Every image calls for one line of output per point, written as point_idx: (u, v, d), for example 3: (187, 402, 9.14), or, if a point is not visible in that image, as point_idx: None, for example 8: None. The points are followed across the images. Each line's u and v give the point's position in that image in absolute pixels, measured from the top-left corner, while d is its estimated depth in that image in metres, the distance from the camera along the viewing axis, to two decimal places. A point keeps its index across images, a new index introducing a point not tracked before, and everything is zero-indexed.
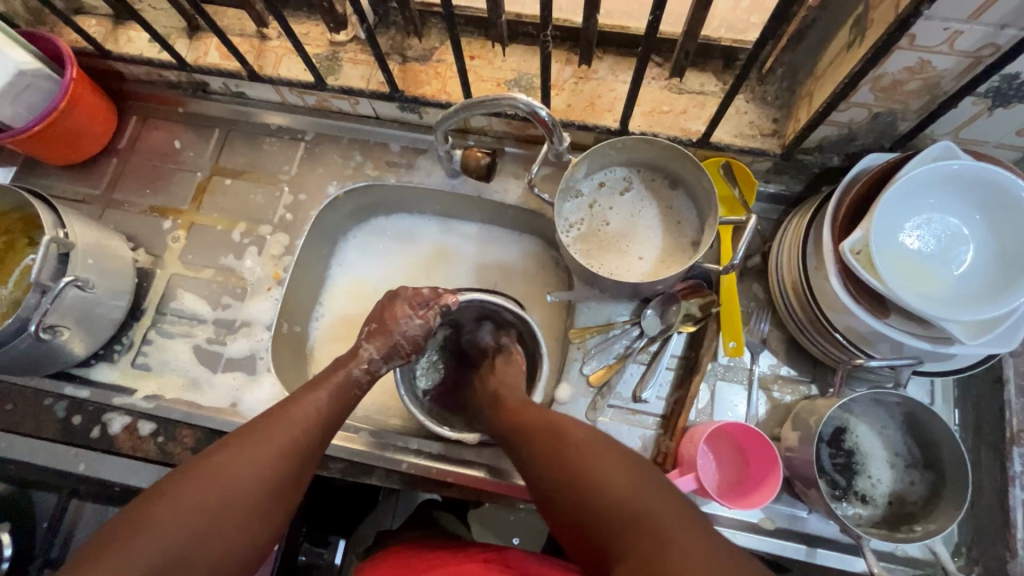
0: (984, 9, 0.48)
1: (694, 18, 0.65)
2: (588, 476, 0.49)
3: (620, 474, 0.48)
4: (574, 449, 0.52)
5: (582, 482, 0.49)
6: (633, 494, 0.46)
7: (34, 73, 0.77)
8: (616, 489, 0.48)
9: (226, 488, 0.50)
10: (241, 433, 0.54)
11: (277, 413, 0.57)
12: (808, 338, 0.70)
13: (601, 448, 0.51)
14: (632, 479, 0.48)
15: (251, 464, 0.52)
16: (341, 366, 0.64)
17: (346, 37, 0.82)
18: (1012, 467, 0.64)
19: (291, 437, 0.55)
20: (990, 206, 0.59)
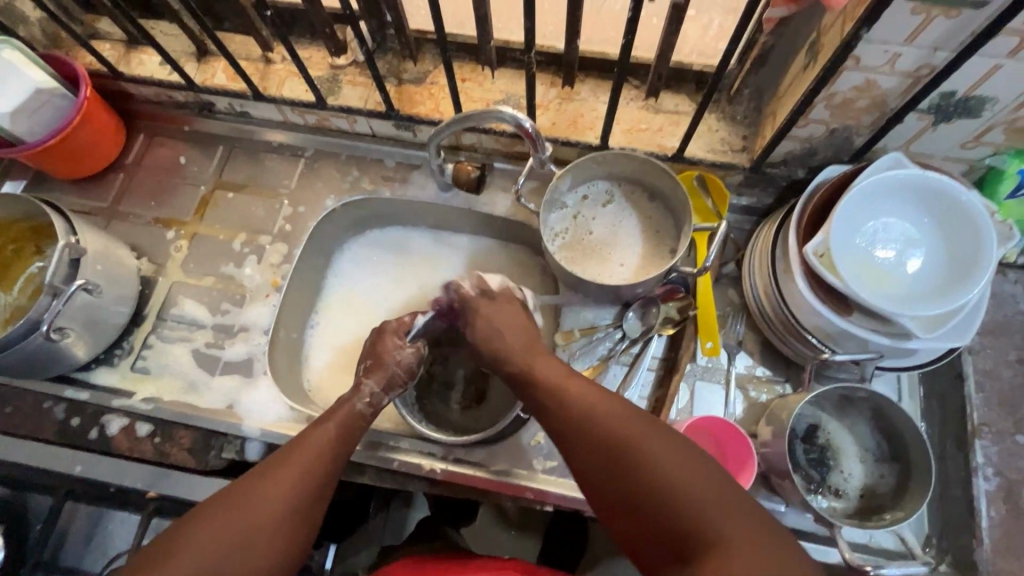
0: (918, 33, 0.54)
1: (665, 44, 0.71)
2: (593, 423, 0.53)
3: (618, 416, 0.52)
4: (576, 398, 0.55)
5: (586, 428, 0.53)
6: (637, 433, 0.50)
7: (51, 92, 0.82)
8: (614, 427, 0.51)
9: (254, 515, 0.53)
10: (257, 469, 0.57)
11: (290, 448, 0.60)
12: (781, 338, 0.74)
13: (593, 393, 0.55)
14: (629, 420, 0.52)
15: (275, 492, 0.55)
16: (344, 402, 0.66)
17: (346, 61, 0.88)
18: (975, 458, 0.68)
19: (312, 463, 0.59)
20: (937, 210, 0.64)
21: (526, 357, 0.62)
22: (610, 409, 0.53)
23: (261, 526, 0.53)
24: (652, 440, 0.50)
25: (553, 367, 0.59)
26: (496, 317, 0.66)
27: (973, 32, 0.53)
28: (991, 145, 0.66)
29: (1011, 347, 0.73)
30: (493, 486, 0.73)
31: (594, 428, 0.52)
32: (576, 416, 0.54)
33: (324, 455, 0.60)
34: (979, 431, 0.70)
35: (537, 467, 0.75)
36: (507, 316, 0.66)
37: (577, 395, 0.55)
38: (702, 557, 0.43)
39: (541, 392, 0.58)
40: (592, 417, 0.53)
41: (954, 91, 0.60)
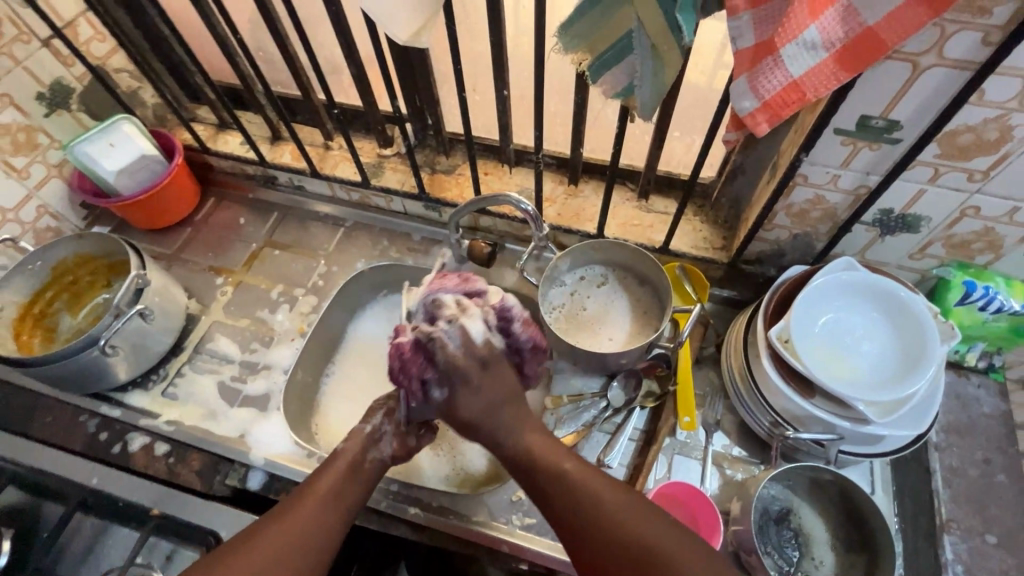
0: (850, 159, 0.66)
1: (652, 156, 0.85)
2: (591, 514, 0.57)
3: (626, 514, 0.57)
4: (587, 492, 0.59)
5: (602, 524, 0.56)
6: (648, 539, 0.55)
7: (153, 158, 1.01)
8: (631, 529, 0.55)
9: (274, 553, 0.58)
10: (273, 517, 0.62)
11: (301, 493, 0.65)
12: (754, 418, 0.80)
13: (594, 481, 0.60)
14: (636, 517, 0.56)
15: (286, 535, 0.60)
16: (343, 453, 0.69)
17: (391, 152, 1.06)
18: (944, 554, 0.70)
19: (319, 502, 0.64)
20: (886, 307, 0.72)
21: (508, 437, 0.64)
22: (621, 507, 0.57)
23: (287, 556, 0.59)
24: (659, 532, 0.55)
25: (547, 446, 0.63)
26: (487, 389, 0.64)
27: (894, 161, 0.64)
28: (935, 257, 0.76)
29: (977, 446, 0.76)
30: (473, 537, 0.77)
31: (596, 520, 0.57)
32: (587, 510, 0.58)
33: (337, 493, 0.65)
34: (948, 526, 0.71)
35: (515, 523, 0.77)
36: (495, 390, 0.64)
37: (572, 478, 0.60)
38: None
39: (542, 478, 0.61)
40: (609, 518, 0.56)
41: (890, 208, 0.71)
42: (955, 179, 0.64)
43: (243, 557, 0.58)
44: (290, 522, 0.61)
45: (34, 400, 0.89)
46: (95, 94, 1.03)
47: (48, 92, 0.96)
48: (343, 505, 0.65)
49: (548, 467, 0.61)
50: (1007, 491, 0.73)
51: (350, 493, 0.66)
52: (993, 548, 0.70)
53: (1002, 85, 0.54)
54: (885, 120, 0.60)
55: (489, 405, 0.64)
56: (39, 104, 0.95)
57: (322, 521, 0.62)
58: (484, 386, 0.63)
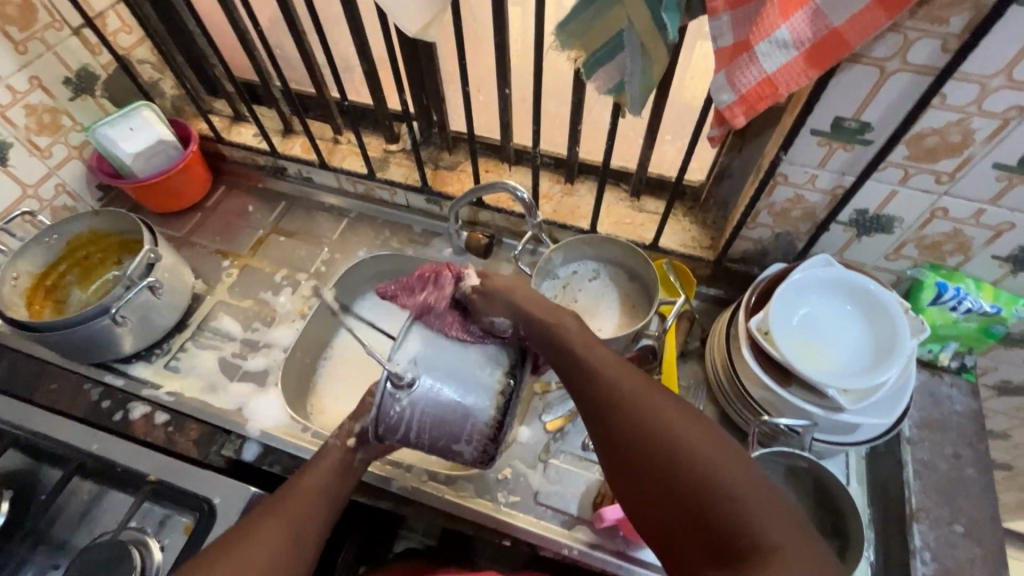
0: (826, 159, 0.71)
1: (645, 156, 0.90)
2: (619, 397, 0.55)
3: (657, 405, 0.53)
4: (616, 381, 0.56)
5: (632, 410, 0.54)
6: (680, 429, 0.51)
7: (169, 144, 1.05)
8: (661, 425, 0.52)
9: (271, 539, 0.62)
10: (267, 507, 0.66)
11: (290, 484, 0.69)
12: (733, 407, 0.83)
13: (626, 373, 0.57)
14: (670, 408, 0.53)
15: (280, 522, 0.64)
16: (331, 449, 0.74)
17: (397, 148, 1.11)
18: (912, 541, 0.72)
19: (313, 496, 0.68)
20: (859, 302, 0.76)
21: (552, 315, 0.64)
22: (654, 399, 0.54)
23: (284, 539, 0.62)
24: (687, 429, 0.51)
25: (582, 335, 0.61)
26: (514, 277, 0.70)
27: (867, 162, 0.69)
28: (909, 259, 0.80)
29: (946, 441, 0.79)
30: (458, 512, 0.80)
31: (625, 411, 0.54)
32: (614, 396, 0.55)
33: (322, 486, 0.70)
34: (917, 515, 0.73)
35: (500, 500, 0.81)
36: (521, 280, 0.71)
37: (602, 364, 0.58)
38: (731, 530, 0.46)
39: (574, 365, 0.59)
40: (638, 406, 0.54)
41: (865, 209, 0.75)
42: (924, 181, 0.69)
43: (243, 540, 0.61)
44: (284, 510, 0.65)
45: (40, 367, 0.92)
46: (118, 82, 1.08)
47: (75, 77, 1.01)
48: (333, 500, 0.70)
49: (581, 356, 0.59)
50: (976, 484, 0.75)
51: (335, 485, 0.71)
52: (961, 537, 0.72)
53: (963, 90, 0.58)
54: (856, 122, 0.65)
55: (513, 300, 0.66)
56: (65, 88, 1.00)
57: (309, 509, 0.66)
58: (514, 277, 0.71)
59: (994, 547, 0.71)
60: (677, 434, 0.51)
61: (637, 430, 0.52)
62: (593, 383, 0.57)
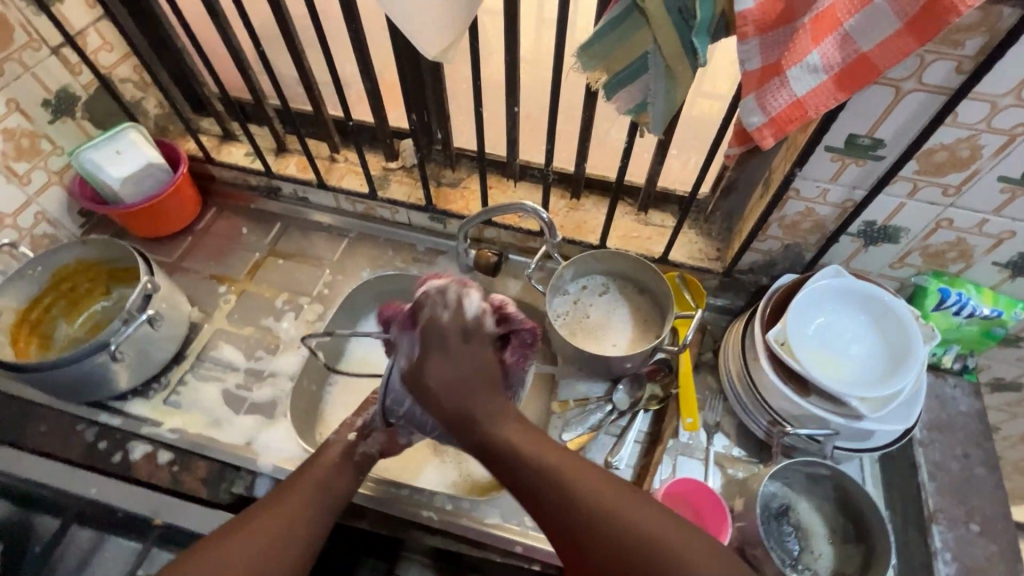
0: (838, 174, 0.73)
1: (654, 171, 0.91)
2: (566, 492, 0.59)
3: (602, 492, 0.59)
4: (558, 475, 0.61)
5: (579, 505, 0.58)
6: (625, 514, 0.57)
7: (160, 167, 1.00)
8: (609, 514, 0.57)
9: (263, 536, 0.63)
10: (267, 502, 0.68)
11: (294, 478, 0.71)
12: (751, 417, 0.84)
13: (567, 466, 0.62)
14: (613, 493, 0.59)
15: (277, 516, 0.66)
16: (334, 442, 0.77)
17: (396, 166, 1.09)
18: (933, 542, 0.74)
19: (313, 492, 0.70)
20: (870, 311, 0.78)
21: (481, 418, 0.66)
22: (598, 487, 0.59)
23: (276, 535, 0.64)
24: (632, 511, 0.57)
25: (514, 433, 0.65)
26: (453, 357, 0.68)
27: (877, 176, 0.71)
28: (913, 266, 0.83)
29: (955, 442, 0.81)
30: (485, 538, 0.77)
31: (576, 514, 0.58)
32: (562, 492, 0.59)
33: (322, 482, 0.72)
34: (935, 516, 0.76)
35: (526, 524, 0.78)
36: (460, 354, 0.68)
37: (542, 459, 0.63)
38: None
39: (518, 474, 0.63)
40: (586, 499, 0.59)
41: (874, 220, 0.77)
42: (932, 194, 0.71)
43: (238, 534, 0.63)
44: (280, 508, 0.67)
45: (25, 408, 0.85)
46: (100, 103, 1.03)
47: (54, 99, 0.96)
48: (334, 494, 0.72)
49: (524, 460, 0.63)
50: (986, 483, 0.78)
51: (337, 482, 0.73)
52: (978, 536, 0.74)
53: (974, 109, 0.61)
54: (870, 139, 0.67)
55: (461, 375, 0.68)
56: (44, 110, 0.95)
57: (307, 508, 0.68)
58: (450, 355, 0.68)
59: (1008, 544, 0.74)
60: (623, 518, 0.57)
61: (591, 530, 0.57)
62: (539, 482, 0.61)
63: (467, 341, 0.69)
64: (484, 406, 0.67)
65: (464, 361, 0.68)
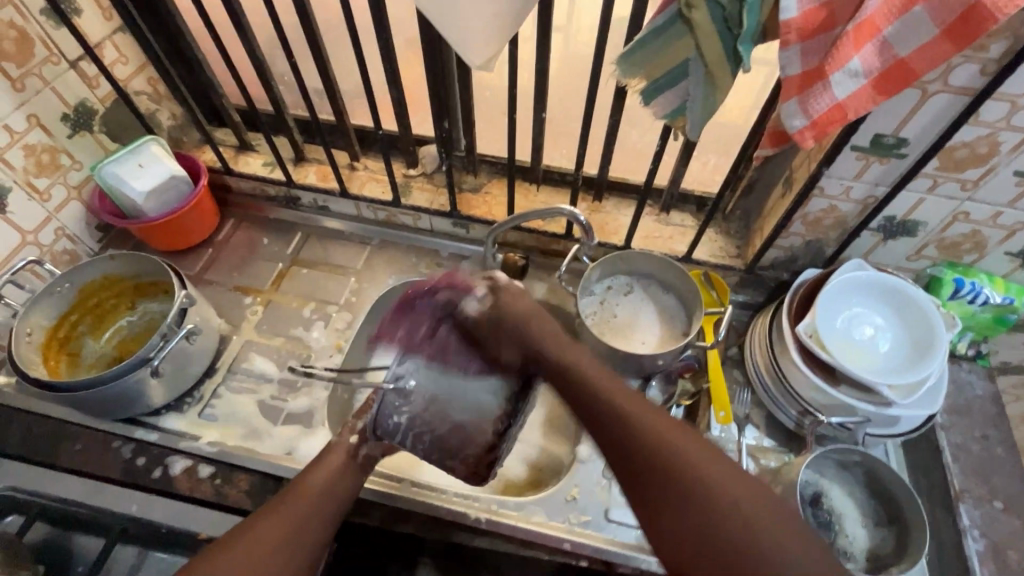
0: (862, 172, 0.76)
1: (677, 173, 0.93)
2: (649, 436, 0.60)
3: (690, 446, 0.59)
4: (646, 420, 0.62)
5: (662, 449, 0.59)
6: (706, 471, 0.56)
7: (182, 179, 1.00)
8: (692, 466, 0.57)
9: (268, 540, 0.61)
10: (272, 505, 0.65)
11: (298, 482, 0.69)
12: (781, 408, 0.86)
13: (659, 415, 0.62)
14: (700, 453, 0.58)
15: (282, 520, 0.63)
16: (337, 445, 0.75)
17: (417, 173, 1.10)
18: (962, 521, 0.77)
19: (317, 495, 0.68)
20: (893, 303, 0.82)
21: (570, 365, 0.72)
22: (686, 438, 0.59)
23: (281, 539, 0.62)
24: (715, 468, 0.57)
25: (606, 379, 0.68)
26: (519, 316, 0.79)
27: (900, 173, 0.74)
28: (929, 258, 0.86)
29: (975, 424, 0.85)
30: (532, 537, 0.78)
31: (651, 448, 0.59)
32: (651, 437, 0.60)
33: (328, 485, 0.70)
34: (962, 496, 0.79)
35: (573, 522, 0.81)
36: (514, 316, 0.79)
37: (633, 407, 0.64)
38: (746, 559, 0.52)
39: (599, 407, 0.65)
40: (672, 442, 0.59)
41: (894, 215, 0.81)
42: (951, 189, 0.75)
43: (241, 538, 0.61)
44: (286, 511, 0.65)
45: (58, 427, 0.84)
46: (118, 116, 1.02)
47: (73, 113, 0.95)
48: (336, 499, 0.69)
49: (604, 394, 0.66)
50: (1006, 462, 0.82)
51: (341, 485, 0.71)
52: (1003, 513, 0.78)
53: (995, 108, 0.64)
54: (895, 137, 0.70)
55: (524, 330, 0.79)
56: (64, 125, 0.94)
57: (314, 511, 0.66)
58: (511, 309, 0.80)
59: None
60: (705, 470, 0.56)
61: (662, 466, 0.58)
62: (621, 425, 0.62)
63: (502, 320, 0.80)
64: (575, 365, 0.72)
65: (539, 326, 0.78)
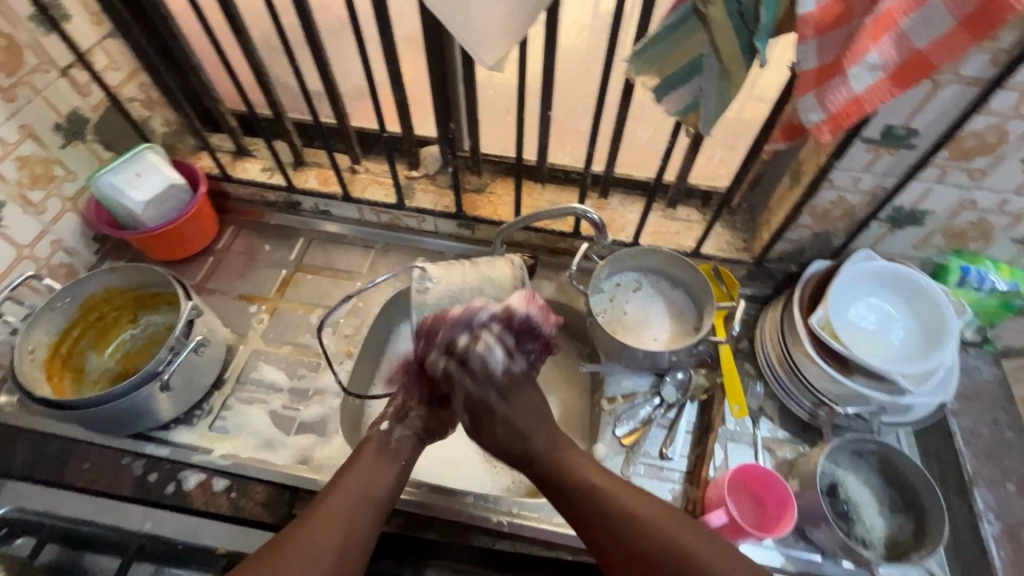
0: (872, 163, 0.76)
1: (685, 167, 0.93)
2: (636, 524, 0.67)
3: (667, 528, 0.66)
4: (630, 508, 0.68)
5: (649, 536, 0.66)
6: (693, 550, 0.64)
7: (181, 188, 0.97)
8: (674, 549, 0.64)
9: (317, 553, 0.63)
10: (310, 514, 0.66)
11: (336, 482, 0.70)
12: (795, 399, 0.87)
13: (639, 499, 0.69)
14: (676, 530, 0.66)
15: (324, 531, 0.64)
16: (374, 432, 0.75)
17: (420, 174, 1.08)
18: (976, 505, 0.79)
19: (354, 495, 0.68)
20: (903, 292, 0.83)
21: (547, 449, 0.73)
22: (671, 524, 0.66)
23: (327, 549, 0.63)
24: (693, 545, 0.64)
25: (580, 462, 0.72)
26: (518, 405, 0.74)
27: (909, 165, 0.75)
28: (935, 247, 0.87)
29: (985, 409, 0.87)
30: (553, 537, 0.78)
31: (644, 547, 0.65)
32: (637, 524, 0.66)
33: (367, 484, 0.70)
34: (975, 480, 0.81)
35: None
36: (517, 410, 0.73)
37: (615, 496, 0.69)
38: None
39: (591, 513, 0.69)
40: (658, 533, 0.66)
41: (902, 206, 0.82)
42: (958, 178, 0.76)
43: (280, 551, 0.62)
44: (326, 517, 0.66)
45: (65, 445, 0.82)
46: (111, 123, 0.99)
47: (65, 122, 0.92)
48: (374, 496, 0.69)
49: (592, 487, 0.70)
50: (1016, 445, 0.84)
51: (379, 477, 0.71)
52: (1015, 495, 0.80)
53: (1005, 97, 0.65)
54: (906, 128, 0.71)
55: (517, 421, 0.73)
56: (56, 134, 0.91)
57: (353, 512, 0.67)
58: (509, 416, 0.73)
59: None
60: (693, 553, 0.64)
61: (647, 555, 0.65)
62: (607, 517, 0.68)
63: (505, 399, 0.73)
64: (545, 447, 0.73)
65: (527, 404, 0.74)
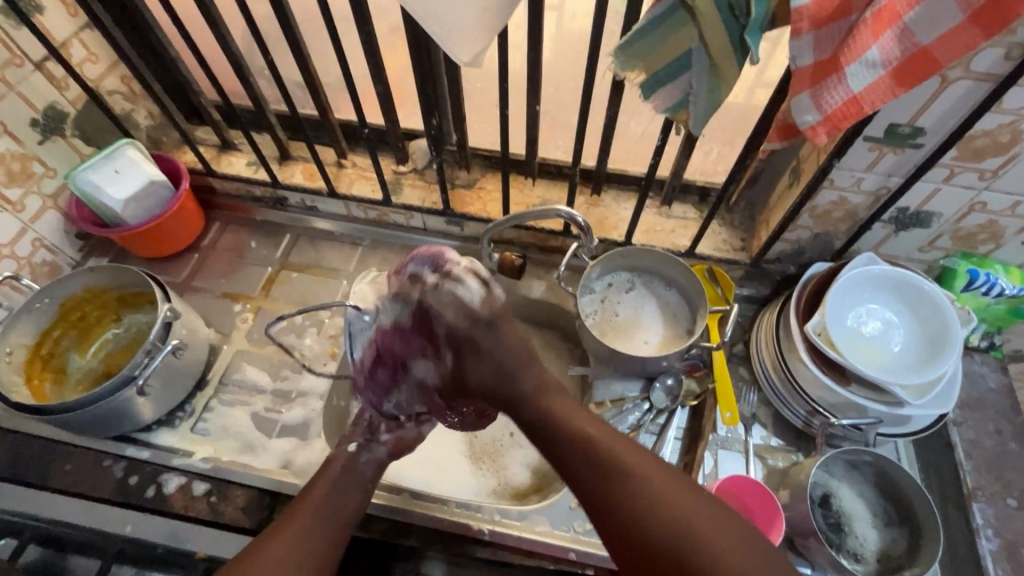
0: (875, 163, 0.72)
1: (680, 164, 0.89)
2: (633, 482, 0.60)
3: (665, 490, 0.59)
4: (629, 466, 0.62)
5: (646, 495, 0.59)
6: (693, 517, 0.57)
7: (162, 184, 0.95)
8: (670, 512, 0.57)
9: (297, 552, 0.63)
10: (285, 520, 0.66)
11: (308, 490, 0.70)
12: (789, 407, 0.84)
13: (640, 459, 0.62)
14: (675, 494, 0.59)
15: (304, 534, 0.65)
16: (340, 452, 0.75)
17: (408, 169, 1.05)
18: (974, 520, 0.77)
19: (328, 502, 0.69)
20: (906, 297, 0.79)
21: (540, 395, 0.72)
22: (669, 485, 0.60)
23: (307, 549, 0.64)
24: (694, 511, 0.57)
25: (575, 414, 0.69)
26: (500, 346, 0.74)
27: (914, 165, 0.71)
28: (942, 249, 0.83)
29: (989, 419, 0.84)
30: (536, 547, 0.77)
31: (647, 512, 0.58)
32: (633, 483, 0.60)
33: (338, 492, 0.71)
34: (974, 494, 0.79)
35: (579, 530, 0.79)
36: (501, 347, 0.74)
37: (613, 450, 0.64)
38: None
39: (585, 466, 0.64)
40: (656, 494, 0.59)
41: (907, 207, 0.77)
42: (968, 178, 0.71)
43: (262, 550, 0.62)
44: (302, 524, 0.66)
45: (47, 448, 0.82)
46: (90, 117, 0.97)
47: (42, 118, 0.90)
48: (346, 501, 0.70)
49: (588, 438, 0.66)
50: (1019, 458, 0.80)
51: (349, 486, 0.72)
52: (1016, 510, 0.78)
53: (1019, 95, 0.60)
54: (911, 127, 0.66)
55: (502, 366, 0.73)
56: (33, 130, 0.89)
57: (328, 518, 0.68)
58: (495, 338, 0.74)
59: None
60: (691, 517, 0.57)
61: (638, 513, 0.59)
62: (603, 472, 0.62)
63: (489, 330, 0.74)
64: (536, 390, 0.73)
65: (514, 346, 0.74)
